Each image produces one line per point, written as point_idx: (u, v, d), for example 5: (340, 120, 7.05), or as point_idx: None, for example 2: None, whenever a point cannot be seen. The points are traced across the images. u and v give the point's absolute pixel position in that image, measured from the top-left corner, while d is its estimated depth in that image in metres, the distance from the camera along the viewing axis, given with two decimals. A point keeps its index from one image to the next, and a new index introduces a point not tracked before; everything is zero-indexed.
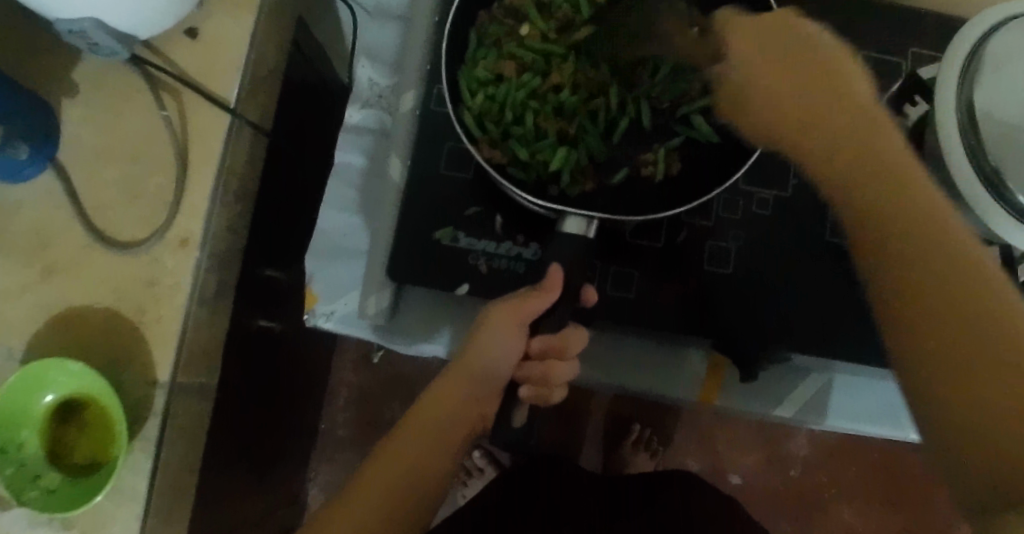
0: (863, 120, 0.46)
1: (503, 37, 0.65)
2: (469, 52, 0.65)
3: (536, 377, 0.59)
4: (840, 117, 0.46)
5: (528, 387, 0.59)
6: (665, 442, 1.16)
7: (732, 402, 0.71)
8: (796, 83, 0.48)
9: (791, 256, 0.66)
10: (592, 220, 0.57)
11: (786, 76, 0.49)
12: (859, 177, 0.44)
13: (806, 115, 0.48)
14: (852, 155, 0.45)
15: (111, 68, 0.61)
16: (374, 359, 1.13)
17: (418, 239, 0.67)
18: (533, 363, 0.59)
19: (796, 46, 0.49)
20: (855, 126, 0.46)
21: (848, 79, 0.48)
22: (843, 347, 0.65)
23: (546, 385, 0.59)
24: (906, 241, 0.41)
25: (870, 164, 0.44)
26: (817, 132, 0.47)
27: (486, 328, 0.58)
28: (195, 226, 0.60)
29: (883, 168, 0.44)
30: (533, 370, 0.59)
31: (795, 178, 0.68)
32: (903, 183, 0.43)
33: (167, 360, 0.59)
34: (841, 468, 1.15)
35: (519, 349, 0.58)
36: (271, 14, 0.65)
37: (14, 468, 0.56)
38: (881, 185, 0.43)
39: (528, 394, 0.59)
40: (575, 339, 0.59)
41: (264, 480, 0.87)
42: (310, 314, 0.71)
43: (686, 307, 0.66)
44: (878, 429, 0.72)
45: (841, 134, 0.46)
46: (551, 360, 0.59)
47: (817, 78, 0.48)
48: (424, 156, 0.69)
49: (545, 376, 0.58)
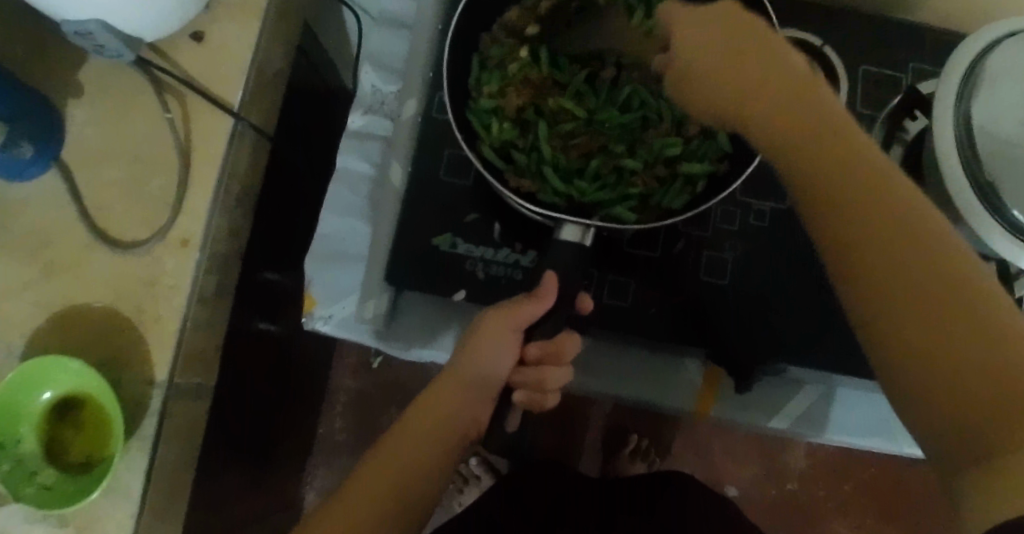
0: (818, 109, 0.43)
1: (505, 58, 0.65)
2: (473, 78, 0.65)
3: (531, 383, 0.60)
4: (765, 110, 0.44)
5: (523, 392, 0.60)
6: (662, 452, 1.15)
7: (727, 414, 0.71)
8: (710, 58, 0.48)
9: (788, 268, 0.67)
10: (588, 229, 0.58)
11: (709, 70, 0.48)
12: (819, 162, 0.42)
13: (737, 99, 0.46)
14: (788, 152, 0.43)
15: (116, 69, 0.62)
16: (373, 363, 1.14)
17: (417, 245, 0.67)
18: (527, 368, 0.61)
19: (727, 36, 0.48)
20: (796, 108, 0.43)
21: (756, 66, 0.46)
22: (837, 358, 0.65)
23: (539, 389, 0.60)
24: (856, 265, 0.40)
25: (827, 157, 0.42)
26: (752, 103, 0.45)
27: (482, 334, 0.60)
28: (196, 227, 0.61)
29: (842, 157, 0.41)
30: (527, 375, 0.60)
31: (793, 191, 0.68)
32: (843, 154, 0.41)
33: (164, 359, 0.59)
34: (839, 481, 1.14)
35: (513, 358, 0.60)
36: (276, 19, 0.66)
37: (11, 464, 0.57)
38: (817, 147, 0.42)
39: (522, 400, 0.60)
40: (569, 344, 0.60)
41: (261, 481, 0.88)
42: (308, 317, 0.71)
43: (685, 318, 0.66)
44: (873, 444, 0.72)
45: (790, 113, 0.44)
46: (545, 366, 0.60)
47: (745, 60, 0.46)
48: (426, 163, 0.69)
49: (539, 382, 0.60)
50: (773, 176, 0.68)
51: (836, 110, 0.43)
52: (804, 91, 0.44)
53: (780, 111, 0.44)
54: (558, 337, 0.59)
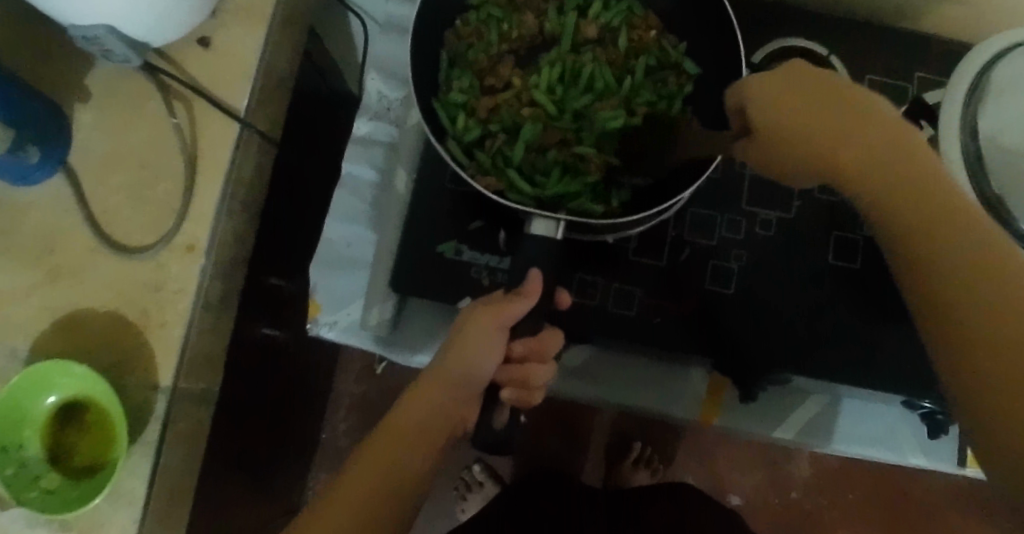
0: (884, 127, 0.47)
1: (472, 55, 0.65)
2: (443, 76, 0.65)
3: (516, 380, 0.59)
4: (856, 156, 0.47)
5: (509, 389, 0.59)
6: (666, 459, 1.15)
7: (731, 423, 0.71)
8: (789, 106, 0.48)
9: (792, 278, 0.66)
10: (558, 222, 0.58)
11: (798, 122, 0.48)
12: (887, 193, 0.46)
13: (825, 146, 0.47)
14: (874, 184, 0.46)
15: (123, 74, 0.62)
16: (377, 369, 1.14)
17: (422, 252, 0.67)
18: (512, 366, 0.59)
19: (808, 83, 0.48)
20: (883, 152, 0.46)
21: (835, 115, 0.47)
22: (844, 368, 0.65)
23: (526, 388, 0.59)
24: (927, 267, 0.44)
25: (904, 183, 0.46)
26: (839, 150, 0.47)
27: (468, 328, 0.58)
28: (201, 233, 0.61)
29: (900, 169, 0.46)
30: (512, 373, 0.59)
31: (800, 201, 0.68)
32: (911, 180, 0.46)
33: (169, 364, 0.59)
34: (843, 490, 1.14)
35: (500, 356, 0.58)
36: (283, 24, 0.66)
37: (14, 468, 0.57)
38: (887, 189, 0.46)
39: (507, 397, 0.59)
40: (552, 341, 0.59)
41: (264, 486, 0.88)
42: (312, 323, 0.72)
43: (686, 327, 0.66)
44: (877, 454, 0.71)
45: (887, 160, 0.46)
46: (530, 364, 0.59)
47: (820, 107, 0.48)
48: (430, 170, 0.69)
49: (525, 379, 0.59)
50: (781, 184, 0.68)
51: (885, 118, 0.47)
52: (908, 139, 0.47)
53: (847, 141, 0.47)
54: (542, 334, 0.59)
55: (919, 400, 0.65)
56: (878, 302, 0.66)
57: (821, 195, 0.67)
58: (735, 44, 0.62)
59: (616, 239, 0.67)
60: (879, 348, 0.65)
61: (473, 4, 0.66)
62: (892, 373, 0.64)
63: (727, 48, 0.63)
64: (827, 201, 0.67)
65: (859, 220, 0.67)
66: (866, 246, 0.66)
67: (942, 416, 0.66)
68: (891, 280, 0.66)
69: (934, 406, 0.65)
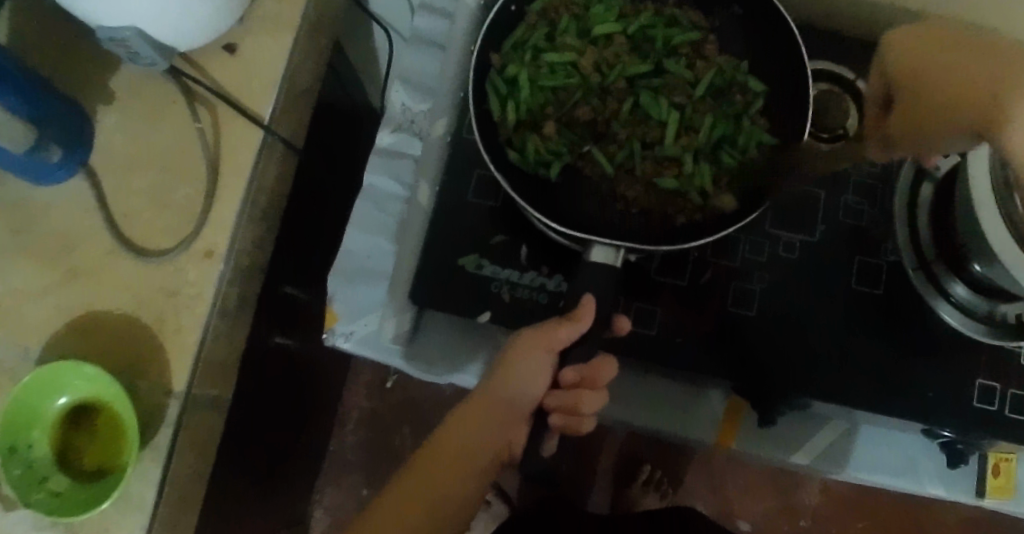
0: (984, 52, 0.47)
1: (533, 58, 0.64)
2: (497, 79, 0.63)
3: (566, 406, 0.57)
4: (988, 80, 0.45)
5: (558, 415, 0.58)
6: (675, 484, 1.14)
7: (749, 448, 0.69)
8: (929, 55, 0.49)
9: (818, 308, 0.66)
10: (619, 249, 0.57)
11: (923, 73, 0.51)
12: (995, 80, 0.44)
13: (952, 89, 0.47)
14: (998, 76, 0.44)
15: (149, 78, 0.62)
16: (387, 383, 1.13)
17: (442, 265, 0.67)
18: (562, 391, 0.57)
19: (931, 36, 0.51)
20: (962, 77, 0.47)
21: (962, 54, 0.48)
22: (862, 398, 0.64)
23: (575, 413, 0.57)
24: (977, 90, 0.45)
25: (993, 95, 0.44)
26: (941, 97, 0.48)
27: (515, 354, 0.57)
28: (220, 238, 0.60)
29: (975, 95, 0.46)
30: (562, 398, 0.57)
31: (822, 224, 0.68)
32: (986, 97, 0.44)
33: (183, 370, 0.58)
34: (851, 520, 1.13)
35: (546, 378, 0.58)
36: (309, 33, 0.66)
37: (21, 468, 0.56)
38: (949, 94, 0.47)
39: (557, 424, 0.58)
40: (606, 370, 0.57)
41: (270, 497, 0.86)
42: (329, 333, 0.70)
43: (708, 351, 0.65)
44: (897, 482, 0.70)
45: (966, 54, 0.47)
46: (581, 390, 0.57)
47: (978, 66, 0.47)
48: (453, 183, 0.69)
49: (575, 405, 0.57)
50: (803, 208, 0.68)
51: (1008, 57, 0.45)
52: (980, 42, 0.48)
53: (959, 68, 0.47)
54: (593, 362, 0.57)
55: (940, 428, 0.64)
56: (900, 334, 0.65)
57: (844, 220, 0.67)
58: (798, 52, 0.62)
59: (639, 258, 0.67)
60: (905, 381, 0.64)
61: (532, 9, 0.65)
62: (912, 403, 0.64)
63: (790, 58, 0.63)
64: (850, 225, 0.67)
65: (881, 245, 0.67)
66: (889, 272, 0.66)
67: (961, 445, 0.66)
68: (912, 309, 0.65)
69: (954, 436, 0.65)
